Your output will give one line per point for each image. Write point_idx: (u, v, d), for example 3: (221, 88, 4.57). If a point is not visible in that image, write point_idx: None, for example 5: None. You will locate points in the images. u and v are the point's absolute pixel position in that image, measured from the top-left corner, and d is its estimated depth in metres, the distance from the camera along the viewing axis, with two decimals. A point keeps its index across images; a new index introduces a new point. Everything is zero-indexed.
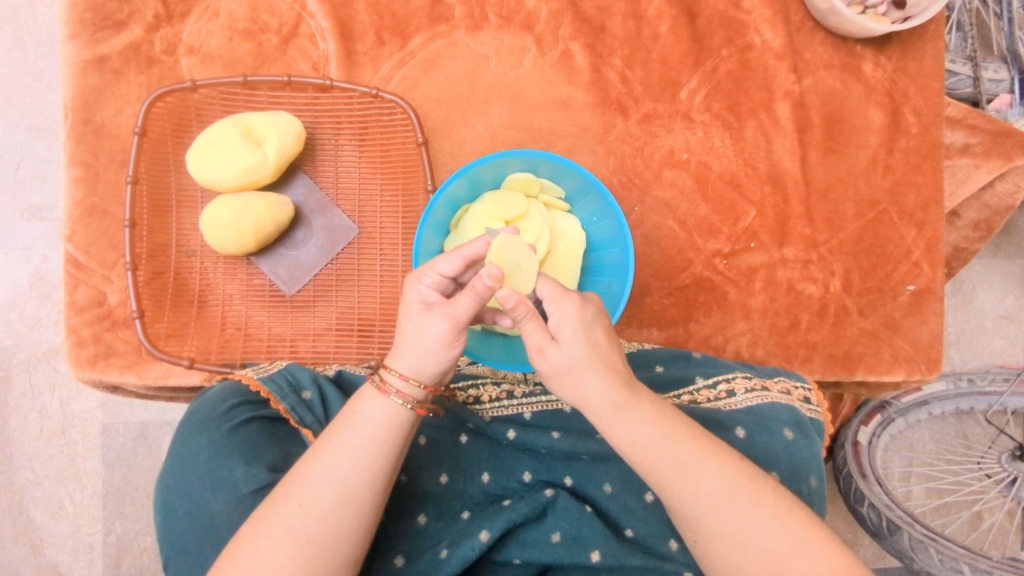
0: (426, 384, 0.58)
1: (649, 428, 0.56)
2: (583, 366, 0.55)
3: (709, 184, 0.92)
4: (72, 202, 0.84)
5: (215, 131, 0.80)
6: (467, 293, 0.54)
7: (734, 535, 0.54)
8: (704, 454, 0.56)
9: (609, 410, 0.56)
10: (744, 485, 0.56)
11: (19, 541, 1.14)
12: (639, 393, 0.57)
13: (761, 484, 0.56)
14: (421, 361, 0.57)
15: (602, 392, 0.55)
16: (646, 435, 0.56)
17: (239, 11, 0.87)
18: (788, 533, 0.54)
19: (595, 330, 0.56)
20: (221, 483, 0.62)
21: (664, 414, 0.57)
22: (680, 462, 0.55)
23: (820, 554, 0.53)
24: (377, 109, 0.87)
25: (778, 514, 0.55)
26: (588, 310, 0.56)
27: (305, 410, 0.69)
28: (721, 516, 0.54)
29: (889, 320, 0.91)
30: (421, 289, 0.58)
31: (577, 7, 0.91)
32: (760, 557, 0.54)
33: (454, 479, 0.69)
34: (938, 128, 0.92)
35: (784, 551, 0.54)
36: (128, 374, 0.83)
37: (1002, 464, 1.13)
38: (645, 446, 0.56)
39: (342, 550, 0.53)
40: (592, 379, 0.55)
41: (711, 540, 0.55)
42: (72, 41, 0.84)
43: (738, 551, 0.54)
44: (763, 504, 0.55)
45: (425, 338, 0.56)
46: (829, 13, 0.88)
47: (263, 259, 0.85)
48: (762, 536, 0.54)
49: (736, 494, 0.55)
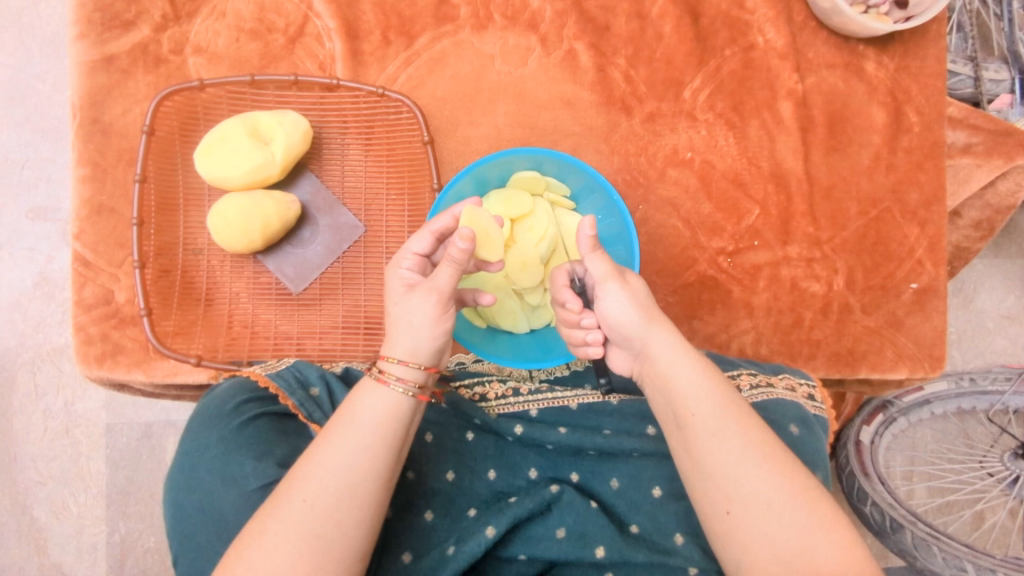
0: (426, 365, 0.61)
1: (704, 380, 0.59)
2: (652, 308, 0.62)
3: (713, 182, 0.92)
4: (79, 200, 0.84)
5: (223, 130, 0.81)
6: (445, 264, 0.58)
7: (767, 500, 0.54)
8: (749, 420, 0.58)
9: (676, 350, 0.60)
10: (773, 453, 0.56)
11: (23, 541, 1.15)
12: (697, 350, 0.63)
13: (792, 461, 0.57)
14: (418, 342, 0.60)
15: (670, 336, 0.61)
16: (705, 381, 0.59)
17: (246, 11, 0.88)
18: (817, 510, 0.54)
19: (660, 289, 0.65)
20: (230, 479, 0.62)
21: (716, 375, 0.60)
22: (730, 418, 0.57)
23: (846, 535, 0.54)
24: (383, 109, 0.88)
25: (804, 488, 0.55)
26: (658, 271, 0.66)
27: (314, 406, 0.69)
28: (758, 482, 0.55)
29: (892, 319, 0.92)
30: (401, 273, 0.62)
31: (581, 7, 0.91)
32: (792, 529, 0.54)
33: (461, 476, 0.70)
34: (940, 127, 0.92)
35: (816, 526, 0.54)
36: (135, 372, 0.83)
37: (1004, 462, 1.12)
38: (699, 394, 0.58)
39: (348, 544, 0.54)
40: (661, 322, 0.62)
41: (744, 508, 0.55)
42: (80, 41, 0.84)
43: (771, 522, 0.54)
44: (795, 478, 0.55)
45: (416, 317, 0.59)
46: (831, 13, 0.88)
47: (269, 257, 0.86)
48: (795, 510, 0.54)
49: (771, 465, 0.56)
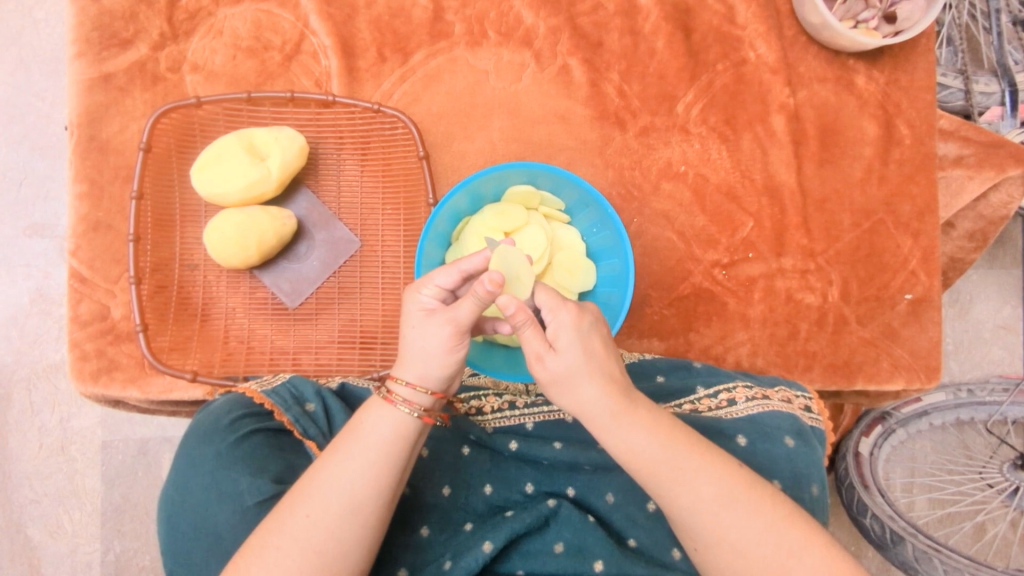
0: (434, 391, 0.59)
1: (645, 437, 0.56)
2: (580, 373, 0.55)
3: (707, 196, 0.93)
4: (76, 217, 0.84)
5: (220, 146, 0.81)
6: (468, 298, 0.55)
7: (735, 543, 0.54)
8: (700, 465, 0.56)
9: (607, 418, 0.56)
10: (744, 492, 0.56)
11: (17, 560, 1.14)
12: (640, 400, 0.58)
13: (760, 491, 0.56)
14: (426, 367, 0.58)
15: (599, 401, 0.56)
16: (645, 442, 0.56)
17: (243, 29, 0.89)
18: (788, 540, 0.54)
19: (592, 339, 0.56)
20: (226, 495, 0.62)
21: (661, 422, 0.58)
22: (677, 470, 0.56)
23: (822, 559, 0.54)
24: (378, 124, 0.89)
25: (778, 521, 0.55)
26: (585, 319, 0.56)
27: (309, 422, 0.69)
28: (720, 525, 0.55)
29: (887, 329, 0.92)
30: (421, 299, 0.59)
31: (574, 23, 0.92)
32: (760, 563, 0.54)
33: (457, 491, 0.69)
34: (931, 140, 0.93)
35: (789, 559, 0.54)
36: (131, 388, 0.83)
37: (1003, 473, 1.12)
38: (643, 453, 0.56)
39: (347, 562, 0.53)
40: (588, 387, 0.56)
41: (711, 546, 0.55)
42: (78, 60, 0.85)
43: (739, 558, 0.54)
44: (762, 511, 0.55)
45: (429, 345, 0.57)
46: (821, 28, 0.90)
47: (265, 272, 0.86)
48: (761, 547, 0.54)
49: (736, 501, 0.55)
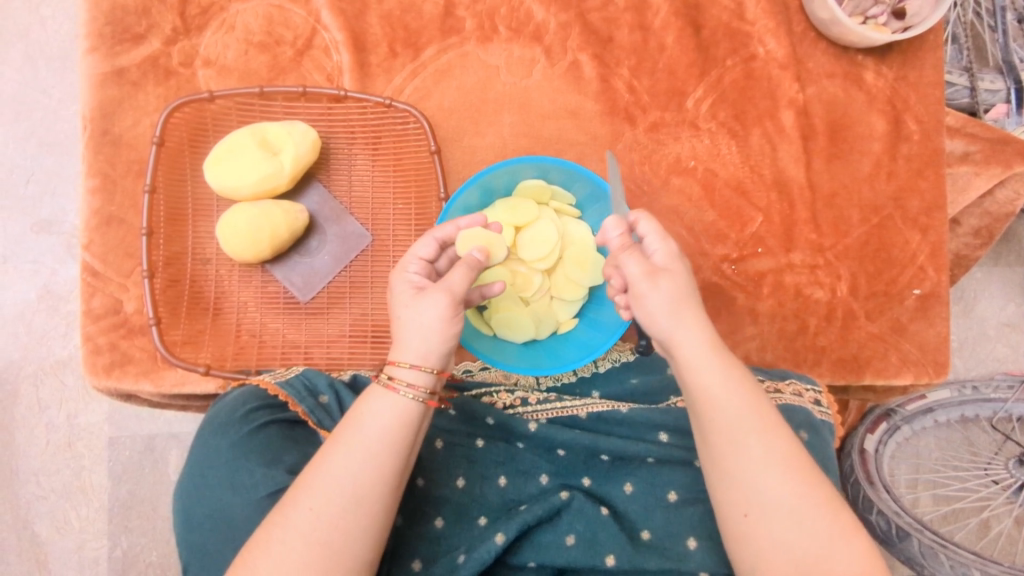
0: (436, 367, 0.59)
1: (731, 381, 0.58)
2: (688, 303, 0.60)
3: (716, 191, 0.93)
4: (89, 211, 0.85)
5: (232, 140, 0.81)
6: (460, 266, 0.61)
7: (791, 511, 0.54)
8: (773, 423, 0.57)
9: (700, 353, 0.58)
10: (803, 465, 0.56)
11: (24, 556, 1.14)
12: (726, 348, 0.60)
13: (815, 469, 0.56)
14: (427, 343, 0.58)
15: (694, 335, 0.59)
16: (729, 385, 0.57)
17: (255, 24, 0.89)
18: (838, 519, 0.54)
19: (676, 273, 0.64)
20: (242, 487, 0.62)
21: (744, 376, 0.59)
22: (755, 423, 0.56)
23: (865, 543, 0.54)
24: (390, 120, 0.89)
25: (829, 499, 0.55)
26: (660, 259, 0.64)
27: (324, 414, 0.69)
28: (780, 487, 0.54)
29: (895, 324, 0.93)
30: (408, 277, 0.62)
31: (584, 19, 0.93)
32: (808, 536, 0.53)
33: (471, 483, 0.69)
34: (939, 136, 0.93)
35: (837, 535, 0.53)
36: (143, 381, 0.83)
37: (1009, 469, 1.13)
38: (725, 395, 0.57)
39: (354, 552, 0.53)
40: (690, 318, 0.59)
41: (763, 514, 0.54)
42: (91, 54, 0.85)
43: (789, 529, 0.53)
44: (818, 486, 0.55)
45: (425, 317, 0.58)
46: (831, 24, 0.90)
47: (277, 266, 0.86)
48: (819, 516, 0.54)
49: (794, 471, 0.55)
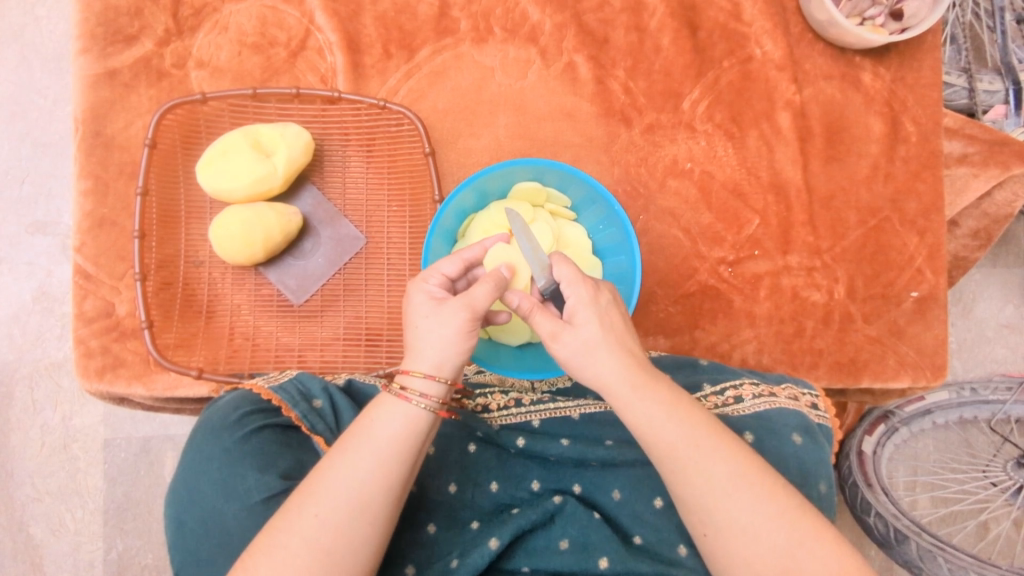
0: (450, 379, 0.58)
1: (664, 413, 0.56)
2: (598, 347, 0.57)
3: (713, 193, 0.93)
4: (81, 213, 0.84)
5: (225, 142, 0.81)
6: (486, 281, 0.58)
7: (746, 527, 0.53)
8: (715, 446, 0.55)
9: (626, 390, 0.57)
10: (758, 478, 0.55)
11: (20, 559, 1.13)
12: (656, 375, 0.58)
13: (773, 480, 0.55)
14: (444, 356, 0.57)
15: (617, 373, 0.57)
16: (663, 416, 0.56)
17: (248, 25, 0.88)
18: (799, 527, 0.53)
19: (611, 314, 0.59)
20: (234, 492, 0.62)
21: (681, 400, 0.57)
22: (695, 447, 0.55)
23: (833, 550, 0.52)
24: (384, 121, 0.88)
25: (788, 510, 0.54)
26: (603, 296, 0.60)
27: (316, 418, 0.69)
28: (733, 507, 0.54)
29: (893, 327, 0.92)
30: (427, 288, 0.60)
31: (580, 19, 0.92)
32: (771, 550, 0.52)
33: (463, 488, 0.69)
34: (937, 137, 0.93)
35: (797, 546, 0.52)
36: (136, 385, 0.82)
37: (1007, 472, 1.12)
38: (661, 428, 0.56)
39: (357, 559, 0.52)
40: (606, 360, 0.57)
41: (721, 533, 0.54)
42: (83, 55, 0.85)
43: (750, 545, 0.53)
44: (775, 499, 0.54)
45: (444, 332, 0.57)
46: (828, 25, 0.89)
47: (271, 268, 0.86)
48: (775, 531, 0.53)
49: (747, 485, 0.54)
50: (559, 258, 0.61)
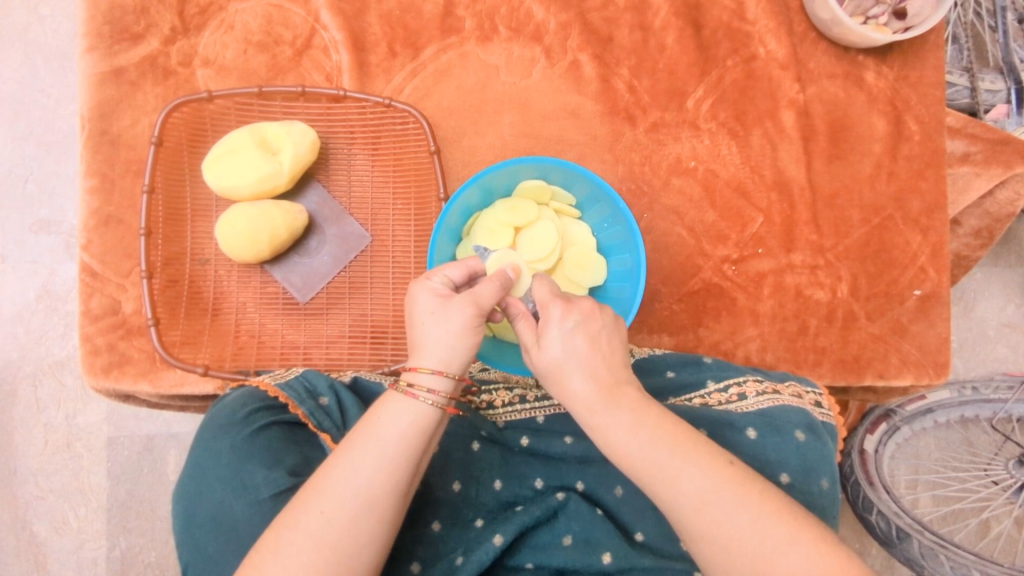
0: (457, 374, 0.58)
1: (625, 434, 0.55)
2: (562, 368, 0.56)
3: (717, 191, 0.93)
4: (88, 211, 0.84)
5: (231, 141, 0.81)
6: (490, 281, 0.60)
7: (718, 537, 0.52)
8: (681, 460, 0.54)
9: (586, 413, 0.56)
10: (729, 486, 0.53)
11: (22, 557, 1.14)
12: (621, 392, 0.57)
13: (745, 486, 0.54)
14: (450, 352, 0.58)
15: (580, 395, 0.56)
16: (624, 438, 0.55)
17: (254, 24, 0.89)
18: (772, 533, 0.52)
19: (576, 338, 0.57)
20: (243, 488, 0.62)
21: (645, 417, 0.56)
22: (660, 465, 0.54)
23: (811, 553, 0.51)
24: (390, 120, 0.89)
25: (762, 516, 0.52)
26: (571, 317, 0.57)
27: (324, 415, 0.69)
28: (704, 518, 0.53)
29: (896, 325, 0.92)
30: (432, 286, 0.60)
31: (585, 18, 0.92)
32: (743, 560, 0.51)
33: (467, 487, 0.69)
34: (940, 136, 0.93)
35: (772, 551, 0.51)
36: (142, 382, 0.83)
37: (1009, 470, 1.13)
38: (625, 448, 0.55)
39: (363, 557, 0.52)
40: (571, 382, 0.56)
41: (695, 543, 0.53)
42: (90, 54, 0.85)
43: (723, 555, 0.52)
44: (746, 505, 0.53)
45: (449, 328, 0.57)
46: (831, 24, 0.90)
47: (277, 267, 0.86)
48: (747, 539, 0.52)
49: (718, 495, 0.53)
50: (538, 279, 0.61)
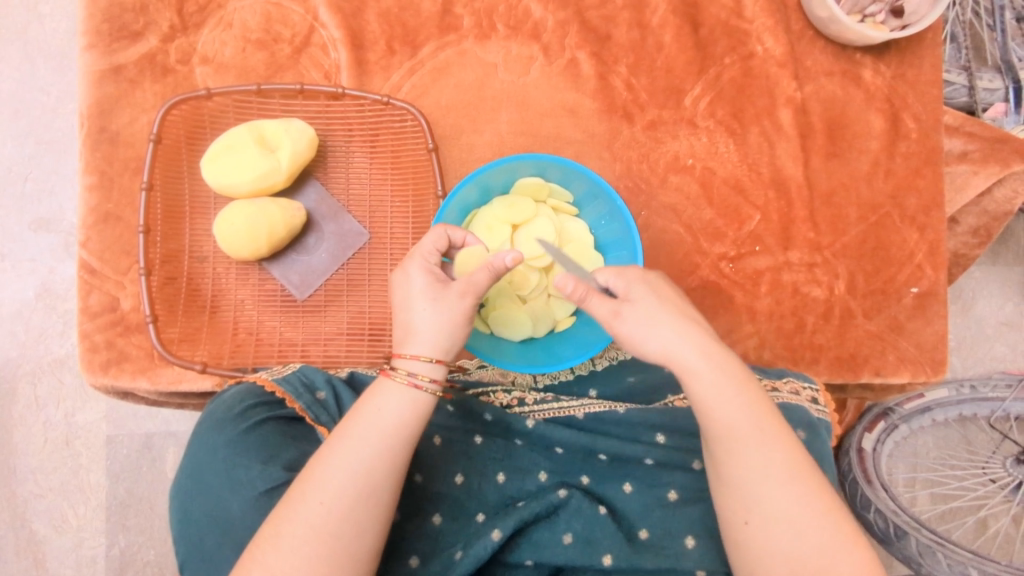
0: (445, 361, 0.59)
1: (734, 390, 0.57)
2: (660, 318, 0.58)
3: (714, 189, 0.93)
4: (87, 208, 0.85)
5: (230, 138, 0.81)
6: (485, 267, 0.58)
7: (790, 518, 0.54)
8: (774, 435, 0.56)
9: (699, 362, 0.57)
10: (808, 474, 0.56)
11: (22, 555, 1.14)
12: (728, 354, 0.59)
13: (820, 479, 0.56)
14: (445, 338, 0.59)
15: (686, 345, 0.57)
16: (734, 393, 0.57)
17: (252, 22, 0.89)
18: (838, 530, 0.54)
19: (662, 291, 0.61)
20: (238, 483, 0.62)
21: (750, 383, 0.58)
22: (756, 434, 0.56)
23: (863, 560, 0.54)
24: (388, 117, 0.89)
25: (830, 511, 0.55)
26: (650, 275, 0.62)
27: (320, 409, 0.69)
28: (776, 494, 0.54)
29: (893, 323, 0.93)
30: (428, 267, 0.62)
31: (583, 17, 0.93)
32: (809, 551, 0.53)
33: (469, 479, 0.69)
34: (937, 134, 0.93)
35: (835, 546, 0.53)
36: (140, 379, 0.83)
37: (1007, 468, 1.12)
38: (729, 404, 0.56)
39: (362, 546, 0.53)
40: (670, 333, 0.58)
41: (763, 521, 0.54)
42: (89, 51, 0.85)
43: (790, 536, 0.54)
44: (821, 497, 0.55)
45: (446, 317, 0.58)
46: (829, 22, 0.90)
47: (274, 264, 0.86)
48: (816, 527, 0.54)
49: (795, 479, 0.55)
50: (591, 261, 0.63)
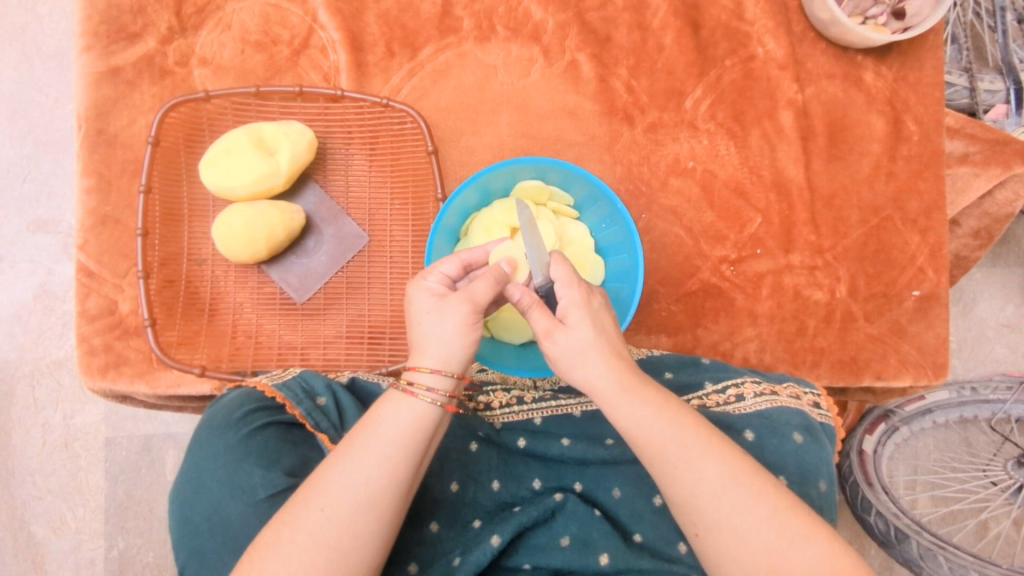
0: (456, 373, 0.58)
1: (654, 412, 0.56)
2: (589, 348, 0.57)
3: (715, 192, 0.93)
4: (85, 211, 0.84)
5: (228, 141, 0.81)
6: (486, 275, 0.58)
7: (735, 526, 0.53)
8: (706, 447, 0.55)
9: (617, 392, 0.56)
10: (748, 476, 0.55)
11: (20, 557, 1.13)
12: (646, 379, 0.58)
13: (764, 480, 0.55)
14: (450, 349, 0.57)
15: (605, 375, 0.57)
16: (653, 416, 0.56)
17: (251, 23, 0.88)
18: (789, 527, 0.53)
19: (603, 317, 0.59)
20: (238, 488, 0.62)
21: (670, 401, 0.58)
22: (684, 448, 0.55)
23: (823, 551, 0.52)
24: (387, 119, 0.89)
25: (778, 510, 0.54)
26: (595, 299, 0.59)
27: (321, 415, 0.68)
28: (715, 504, 0.54)
29: (895, 325, 0.92)
30: (429, 286, 0.60)
31: (583, 18, 0.92)
32: (762, 553, 0.52)
33: (464, 487, 0.69)
34: (939, 137, 0.93)
35: (787, 544, 0.53)
36: (139, 383, 0.83)
37: (1008, 471, 1.11)
38: (650, 427, 0.56)
39: (362, 556, 0.52)
40: (596, 362, 0.57)
41: (711, 531, 0.54)
42: (86, 53, 0.85)
43: (741, 544, 0.53)
44: (766, 497, 0.54)
45: (445, 327, 0.57)
46: (830, 24, 0.90)
47: (274, 267, 0.86)
48: (764, 530, 0.53)
49: (738, 483, 0.54)
50: (556, 259, 0.61)
